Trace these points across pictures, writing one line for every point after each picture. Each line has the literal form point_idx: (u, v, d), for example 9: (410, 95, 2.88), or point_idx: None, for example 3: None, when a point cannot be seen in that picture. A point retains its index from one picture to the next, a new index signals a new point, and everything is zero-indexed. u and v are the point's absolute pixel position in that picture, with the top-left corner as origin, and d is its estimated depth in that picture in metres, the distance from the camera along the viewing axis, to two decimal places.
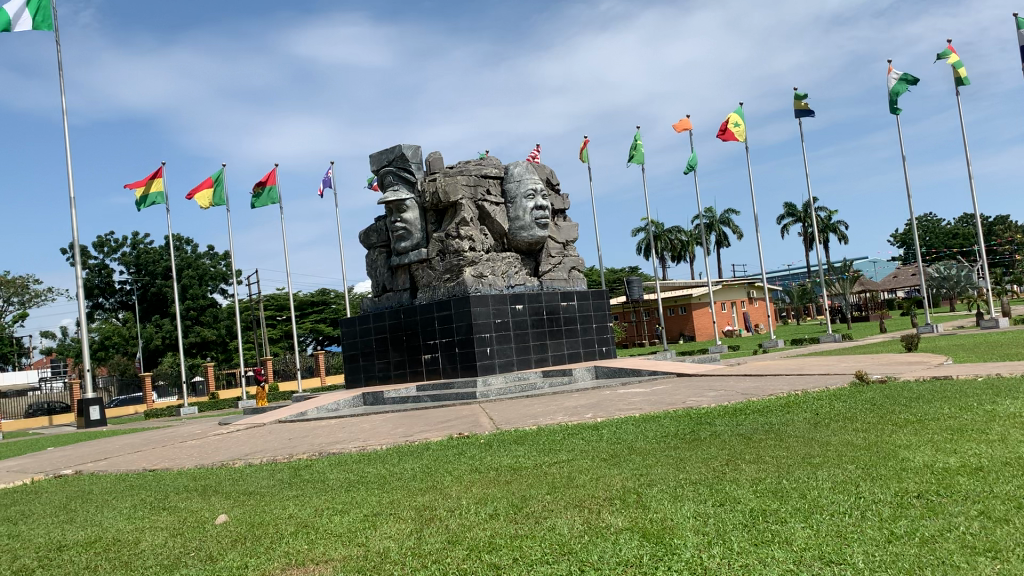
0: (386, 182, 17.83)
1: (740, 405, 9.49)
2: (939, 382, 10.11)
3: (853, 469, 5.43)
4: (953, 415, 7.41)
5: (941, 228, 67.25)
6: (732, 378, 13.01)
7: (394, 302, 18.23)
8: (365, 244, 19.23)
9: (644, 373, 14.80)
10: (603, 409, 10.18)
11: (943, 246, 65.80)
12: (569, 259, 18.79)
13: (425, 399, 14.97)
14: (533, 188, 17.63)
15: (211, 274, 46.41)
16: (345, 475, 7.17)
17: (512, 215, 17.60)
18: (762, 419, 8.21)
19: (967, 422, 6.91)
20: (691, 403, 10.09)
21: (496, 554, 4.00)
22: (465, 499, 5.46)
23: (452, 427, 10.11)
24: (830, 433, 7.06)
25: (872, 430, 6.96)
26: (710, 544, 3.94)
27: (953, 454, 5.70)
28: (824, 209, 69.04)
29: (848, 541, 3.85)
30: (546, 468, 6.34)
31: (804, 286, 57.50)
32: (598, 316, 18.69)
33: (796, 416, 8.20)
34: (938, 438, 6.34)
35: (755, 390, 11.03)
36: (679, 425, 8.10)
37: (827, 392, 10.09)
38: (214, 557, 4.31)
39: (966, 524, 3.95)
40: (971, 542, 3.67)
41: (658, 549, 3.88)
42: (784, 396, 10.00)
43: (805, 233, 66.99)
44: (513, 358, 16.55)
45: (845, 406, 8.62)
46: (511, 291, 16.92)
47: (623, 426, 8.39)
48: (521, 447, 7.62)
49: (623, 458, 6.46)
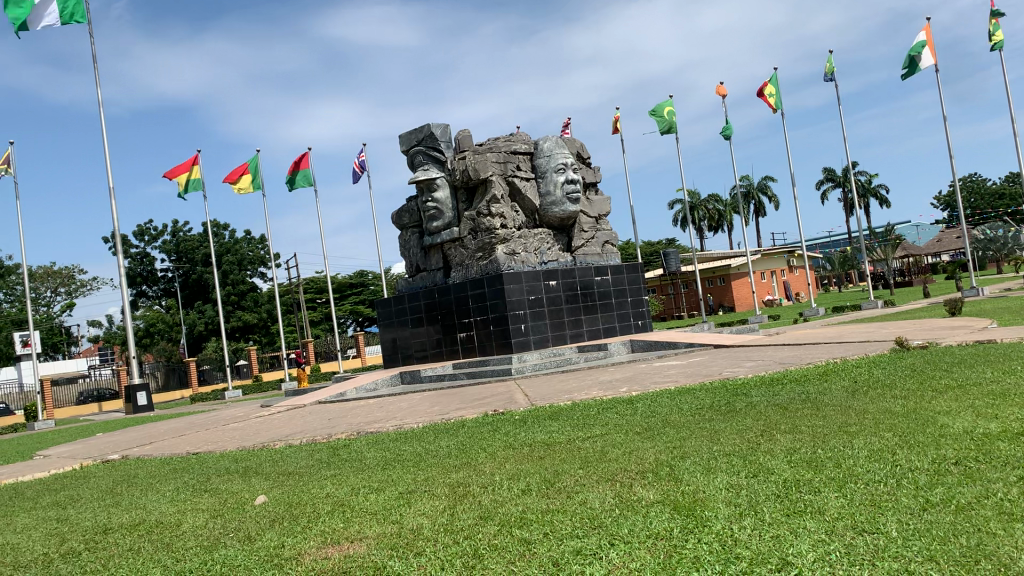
0: (416, 161, 17.89)
1: (776, 374, 9.45)
2: (982, 346, 9.94)
3: (891, 437, 5.36)
4: (997, 378, 7.27)
5: (985, 189, 65.82)
6: (769, 348, 12.92)
7: (429, 281, 18.32)
8: (398, 225, 19.31)
9: (680, 345, 14.73)
10: (638, 382, 10.21)
11: (988, 207, 64.45)
12: (603, 233, 18.68)
13: (462, 377, 15.08)
14: (564, 162, 17.53)
15: (250, 258, 47.03)
16: (382, 454, 7.27)
17: (544, 190, 17.51)
18: (800, 388, 8.16)
19: (1009, 387, 6.78)
20: (727, 374, 10.07)
21: (527, 529, 4.02)
22: (498, 475, 5.50)
23: (487, 404, 10.22)
24: (868, 399, 6.99)
25: (912, 397, 6.87)
26: (741, 516, 3.93)
27: (994, 419, 5.59)
28: (865, 173, 67.79)
29: (883, 510, 3.80)
30: (579, 443, 6.36)
31: (845, 253, 56.71)
32: (633, 289, 18.59)
33: (834, 384, 8.14)
34: (979, 403, 6.21)
35: (794, 359, 10.95)
36: (714, 396, 8.06)
37: (864, 359, 10.01)
38: (252, 536, 4.42)
39: (1003, 490, 3.88)
40: (1009, 509, 3.60)
41: (689, 521, 3.88)
42: (822, 365, 9.94)
43: (845, 199, 65.97)
44: (548, 335, 16.57)
45: (884, 372, 8.55)
46: (545, 267, 16.90)
47: (658, 398, 8.37)
48: (554, 423, 7.65)
49: (657, 431, 6.44)
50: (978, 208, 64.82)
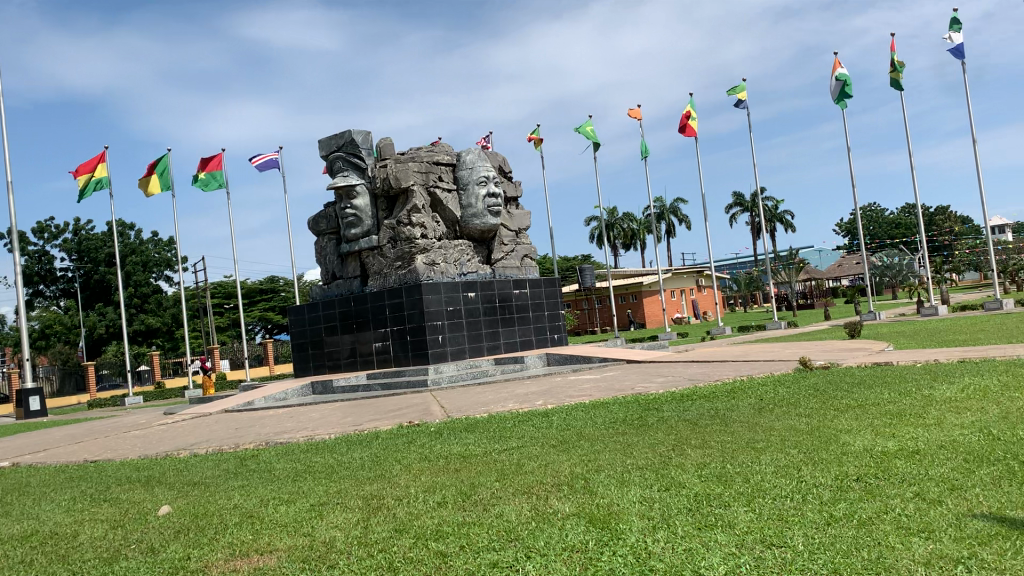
0: (335, 168, 17.67)
1: (687, 390, 9.66)
2: (880, 368, 10.40)
3: (796, 454, 5.54)
4: (893, 399, 7.62)
5: (883, 218, 69.16)
6: (679, 364, 13.20)
7: (345, 289, 18.08)
8: (315, 231, 19.00)
9: (595, 360, 14.89)
10: (553, 395, 10.28)
11: (885, 236, 67.70)
12: (522, 247, 18.81)
13: (376, 388, 14.89)
14: (486, 174, 17.58)
15: (156, 261, 45.43)
16: (293, 464, 7.11)
17: (465, 202, 17.51)
18: (709, 404, 8.36)
19: (905, 407, 7.11)
20: (640, 389, 10.24)
21: (443, 542, 4.00)
22: (412, 487, 5.43)
23: (402, 416, 10.10)
24: (774, 417, 7.22)
25: (815, 415, 7.11)
26: (654, 529, 3.99)
27: (892, 438, 5.84)
28: (773, 200, 70.29)
29: (789, 524, 3.93)
30: (495, 455, 6.36)
31: (752, 275, 58.55)
32: (551, 303, 18.76)
33: (742, 401, 8.37)
34: (878, 423, 6.49)
35: (703, 376, 11.22)
36: (628, 411, 8.19)
37: (770, 378, 10.33)
38: (155, 548, 4.25)
39: (901, 506, 4.06)
40: (906, 523, 3.76)
41: (604, 534, 3.92)
42: (730, 382, 10.22)
43: (753, 223, 68.21)
44: (465, 346, 16.54)
45: (788, 391, 8.84)
46: (464, 279, 16.90)
47: (573, 412, 8.43)
48: (471, 435, 7.62)
49: (572, 444, 6.51)
50: (876, 237, 68.02)
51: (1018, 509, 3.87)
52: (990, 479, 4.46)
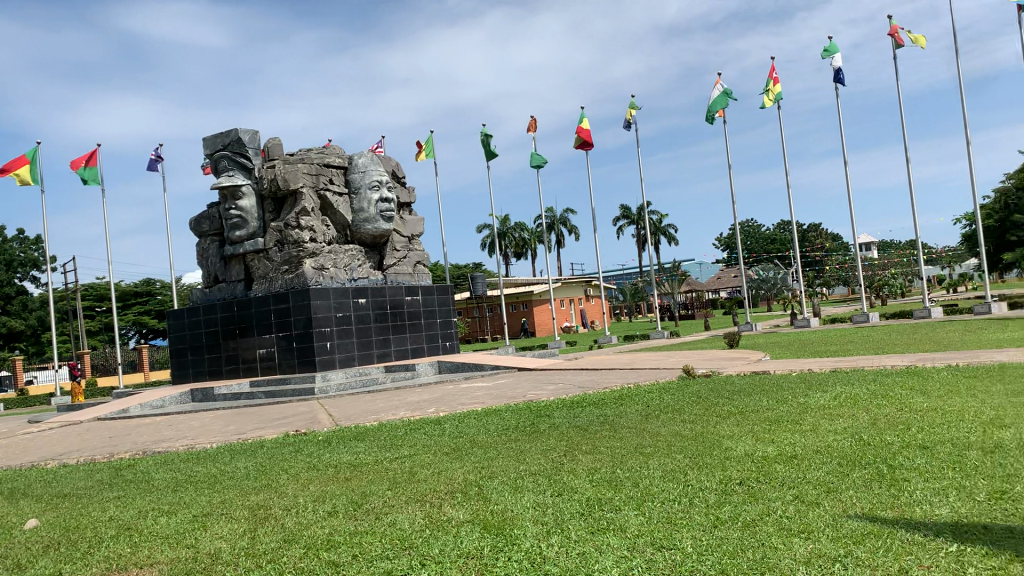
0: (220, 167, 17.11)
1: (577, 398, 9.79)
2: (758, 377, 10.84)
3: (682, 458, 5.71)
4: (771, 407, 7.96)
5: (760, 233, 72.38)
6: (568, 373, 13.36)
7: (228, 293, 17.50)
8: (197, 232, 18.31)
9: (486, 368, 14.94)
10: (445, 403, 10.22)
11: (762, 251, 70.88)
12: (414, 253, 18.69)
13: (260, 395, 14.45)
14: (378, 179, 17.39)
15: (21, 259, 42.71)
16: (172, 475, 6.80)
17: (357, 206, 17.27)
18: (599, 411, 8.52)
19: (783, 414, 7.44)
20: (531, 397, 10.32)
21: (335, 551, 3.91)
22: (302, 497, 5.29)
23: (288, 424, 9.82)
24: (661, 423, 7.42)
25: (699, 421, 7.36)
26: (548, 533, 4.03)
27: (771, 443, 6.10)
28: (658, 213, 72.46)
29: (678, 526, 4.04)
30: (386, 463, 6.28)
31: (637, 285, 60.08)
32: (442, 311, 18.71)
33: (630, 408, 8.55)
34: (758, 429, 6.77)
35: (592, 383, 11.43)
36: (519, 418, 8.25)
37: (657, 386, 10.60)
38: (23, 565, 3.98)
39: (781, 508, 4.24)
40: (787, 524, 3.93)
41: (498, 540, 3.92)
42: (619, 390, 10.42)
43: (639, 235, 70.08)
44: (354, 353, 16.28)
45: (673, 398, 9.09)
46: (354, 284, 16.65)
47: (465, 420, 8.42)
48: (361, 443, 7.49)
49: (465, 451, 6.49)
50: (754, 251, 71.12)
51: (888, 509, 4.11)
52: (863, 481, 4.71)
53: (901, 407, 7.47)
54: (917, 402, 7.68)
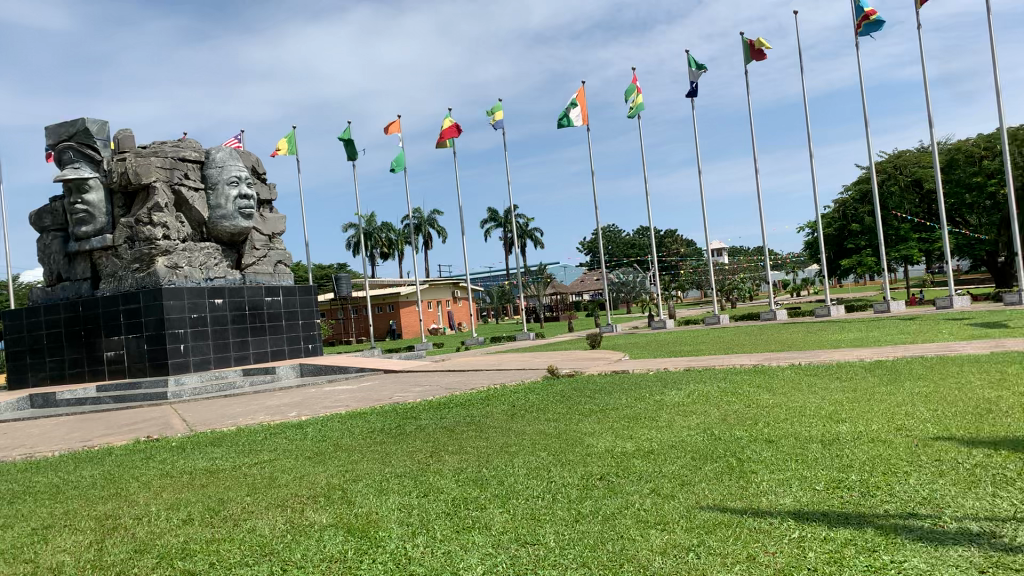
0: (64, 158, 16.07)
1: (442, 399, 9.79)
2: (619, 376, 11.15)
3: (545, 456, 5.83)
4: (630, 404, 8.22)
5: (622, 238, 74.71)
6: (434, 374, 13.33)
7: (72, 292, 16.46)
8: (37, 227, 17.13)
9: (350, 370, 14.69)
10: (307, 407, 9.99)
11: (623, 255, 73.19)
12: (275, 252, 18.17)
13: (108, 400, 13.64)
14: (238, 175, 16.82)
15: None
16: (7, 486, 6.33)
17: (214, 202, 16.61)
18: (464, 412, 8.56)
19: (641, 411, 7.72)
20: (395, 399, 10.23)
21: (191, 560, 3.76)
22: (154, 506, 5.05)
23: (138, 431, 9.33)
24: (526, 422, 7.53)
25: (562, 420, 7.53)
26: (413, 534, 4.02)
27: (630, 439, 6.32)
28: (524, 216, 73.58)
29: (540, 522, 4.12)
30: (246, 469, 6.09)
31: (503, 287, 60.73)
32: (304, 312, 18.28)
33: (494, 408, 8.63)
34: (618, 425, 7.00)
35: (458, 384, 11.45)
36: (385, 420, 8.18)
37: (521, 386, 10.72)
38: None
39: (639, 501, 4.40)
40: (645, 517, 4.09)
41: (362, 542, 3.89)
42: (484, 390, 10.48)
43: (505, 237, 70.88)
44: (210, 356, 15.65)
45: (537, 398, 9.24)
46: (210, 284, 16.01)
47: (328, 423, 8.26)
48: (218, 449, 7.22)
49: (328, 455, 6.38)
50: (615, 255, 73.33)
51: (737, 500, 4.34)
52: (714, 474, 4.96)
53: (748, 403, 7.91)
54: (764, 398, 8.14)
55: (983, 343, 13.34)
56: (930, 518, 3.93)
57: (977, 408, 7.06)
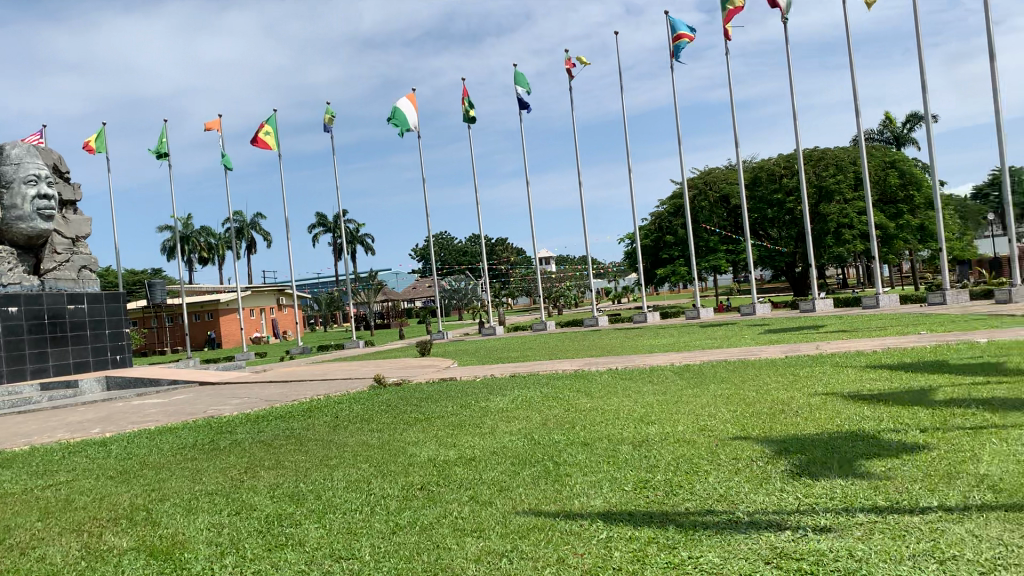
0: None
1: (261, 412, 9.45)
2: (445, 384, 11.21)
3: (366, 468, 5.76)
4: (454, 412, 8.28)
5: (452, 246, 75.35)
6: (254, 386, 12.86)
7: None
8: None
9: (162, 383, 13.90)
10: (113, 423, 9.34)
11: (454, 262, 73.81)
12: (79, 257, 16.93)
13: None
14: (36, 173, 15.60)
15: None
16: None
17: (7, 202, 15.22)
18: (283, 424, 8.31)
19: (464, 419, 7.79)
20: (211, 412, 9.77)
21: None
22: None
23: None
24: (349, 434, 7.41)
25: (386, 429, 7.47)
26: (222, 554, 3.86)
27: (453, 447, 6.37)
28: (354, 223, 72.68)
29: (357, 535, 4.08)
30: (38, 492, 5.62)
31: (331, 295, 59.59)
32: (112, 320, 17.12)
33: (317, 420, 8.43)
34: (441, 434, 7.03)
35: (280, 396, 11.10)
36: (199, 435, 7.80)
37: (346, 396, 10.53)
38: None
39: (456, 509, 4.44)
40: (461, 525, 4.13)
41: (166, 566, 3.69)
42: (306, 401, 10.21)
43: (334, 244, 69.65)
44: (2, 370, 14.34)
45: (362, 408, 9.12)
46: (2, 290, 14.68)
47: (136, 440, 7.78)
48: (10, 471, 6.62)
49: (133, 474, 5.99)
50: (446, 263, 73.83)
51: (550, 504, 4.47)
52: (531, 479, 5.08)
53: (567, 407, 8.18)
54: (582, 402, 8.46)
55: (778, 347, 14.56)
56: (724, 513, 4.21)
57: (771, 407, 7.67)
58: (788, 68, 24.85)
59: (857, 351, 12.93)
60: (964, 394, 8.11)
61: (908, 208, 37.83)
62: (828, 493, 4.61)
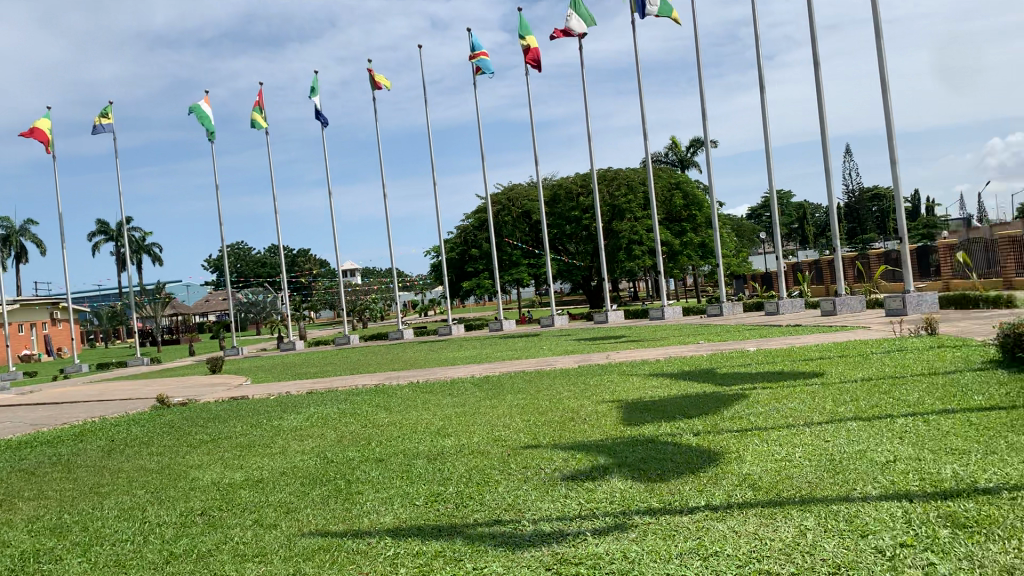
0: None
1: (25, 438, 8.60)
2: (237, 402, 10.74)
3: (142, 494, 5.39)
4: (243, 432, 7.94)
5: (250, 257, 72.50)
6: (18, 408, 11.70)
7: None
8: None
9: None
10: None
11: (252, 274, 71.01)
12: None
13: None
14: None
15: None
16: None
17: None
18: (50, 451, 7.61)
19: (254, 438, 7.48)
20: None
21: None
22: None
23: None
24: (125, 458, 6.90)
25: (168, 452, 7.03)
26: None
27: (239, 468, 6.10)
28: (140, 231, 68.17)
29: (125, 568, 3.80)
30: None
31: (114, 308, 55.48)
32: None
33: (89, 445, 7.79)
34: (228, 455, 6.71)
35: (49, 419, 10.16)
36: None
37: (125, 418, 9.81)
38: None
39: (239, 534, 4.26)
40: (242, 550, 3.96)
41: None
42: (79, 425, 9.42)
43: (117, 253, 64.93)
44: None
45: (142, 430, 8.53)
46: None
47: None
48: None
49: None
50: (243, 275, 70.89)
51: (339, 523, 4.39)
52: (320, 498, 4.96)
53: (364, 423, 8.08)
54: (379, 417, 8.38)
55: (571, 358, 15.16)
56: (511, 523, 4.32)
57: (562, 416, 7.97)
58: (584, 92, 27.75)
59: (642, 360, 13.73)
60: (732, 400, 8.82)
61: (692, 227, 40.85)
62: (607, 497, 4.85)
